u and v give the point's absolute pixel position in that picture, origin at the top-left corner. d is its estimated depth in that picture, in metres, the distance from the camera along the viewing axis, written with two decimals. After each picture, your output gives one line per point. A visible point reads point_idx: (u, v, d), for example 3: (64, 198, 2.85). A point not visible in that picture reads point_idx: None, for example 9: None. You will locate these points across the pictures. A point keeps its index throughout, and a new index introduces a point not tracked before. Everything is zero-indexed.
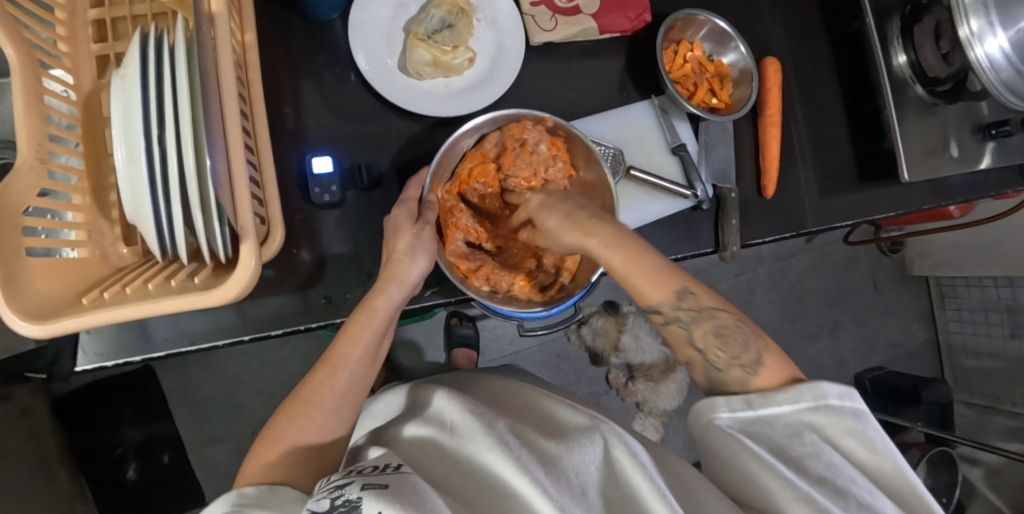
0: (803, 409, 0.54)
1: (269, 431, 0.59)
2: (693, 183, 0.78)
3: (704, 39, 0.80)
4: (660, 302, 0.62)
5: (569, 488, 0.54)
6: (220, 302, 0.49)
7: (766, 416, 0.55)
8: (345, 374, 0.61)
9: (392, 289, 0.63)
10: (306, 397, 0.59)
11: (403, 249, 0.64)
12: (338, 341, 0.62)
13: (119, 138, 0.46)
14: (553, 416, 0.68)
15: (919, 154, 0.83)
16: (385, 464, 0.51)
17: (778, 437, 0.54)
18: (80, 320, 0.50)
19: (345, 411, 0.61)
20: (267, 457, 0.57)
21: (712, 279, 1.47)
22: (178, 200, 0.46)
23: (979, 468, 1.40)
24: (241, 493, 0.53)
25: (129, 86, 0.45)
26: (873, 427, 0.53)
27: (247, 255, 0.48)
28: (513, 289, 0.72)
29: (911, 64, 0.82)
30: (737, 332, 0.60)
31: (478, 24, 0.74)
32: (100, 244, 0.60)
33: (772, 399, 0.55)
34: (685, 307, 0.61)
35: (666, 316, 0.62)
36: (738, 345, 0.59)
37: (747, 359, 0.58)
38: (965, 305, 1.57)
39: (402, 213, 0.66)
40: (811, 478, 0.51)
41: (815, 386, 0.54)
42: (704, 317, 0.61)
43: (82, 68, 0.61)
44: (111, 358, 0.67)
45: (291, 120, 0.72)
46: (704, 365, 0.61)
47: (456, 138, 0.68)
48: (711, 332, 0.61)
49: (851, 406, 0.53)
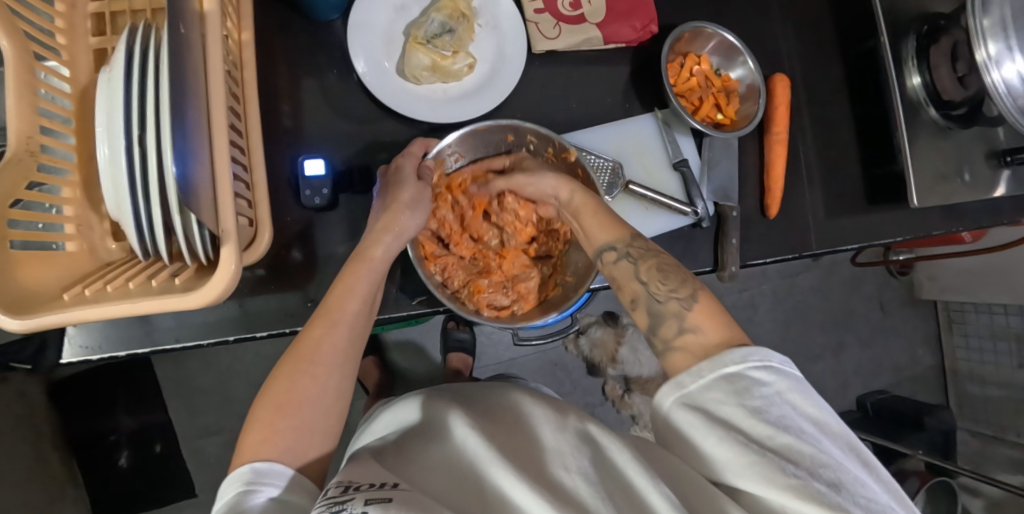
0: (747, 368, 0.50)
1: (268, 394, 0.55)
2: (693, 200, 0.76)
3: (712, 52, 0.78)
4: (610, 240, 0.63)
5: (564, 495, 0.49)
6: (198, 304, 0.48)
7: (715, 380, 0.50)
8: (341, 322, 0.58)
9: (387, 240, 0.62)
10: (304, 353, 0.56)
11: (401, 200, 0.64)
12: (333, 291, 0.60)
13: (102, 135, 0.46)
14: (537, 411, 0.63)
15: (931, 180, 0.81)
16: (382, 482, 0.50)
17: (727, 398, 0.49)
18: (58, 317, 0.49)
19: (347, 366, 0.58)
20: (269, 420, 0.53)
21: (714, 293, 1.45)
22: (158, 200, 0.45)
23: (980, 500, 1.36)
24: (256, 474, 0.50)
25: (114, 83, 0.45)
26: (812, 391, 0.50)
27: (227, 258, 0.47)
28: (460, 294, 0.71)
29: (926, 86, 0.80)
30: (677, 271, 0.59)
31: (480, 29, 0.72)
32: (90, 237, 0.59)
33: (722, 361, 0.50)
34: (635, 244, 0.62)
35: (617, 252, 0.62)
36: (676, 279, 0.58)
37: (683, 294, 0.57)
38: (972, 332, 1.53)
39: (407, 167, 0.66)
40: (765, 445, 0.46)
41: (757, 350, 0.50)
42: (649, 255, 0.61)
43: (79, 60, 0.60)
44: (95, 352, 0.66)
45: (288, 118, 0.71)
46: (645, 299, 0.58)
47: (479, 128, 0.69)
48: (655, 267, 0.60)
49: (789, 369, 0.50)
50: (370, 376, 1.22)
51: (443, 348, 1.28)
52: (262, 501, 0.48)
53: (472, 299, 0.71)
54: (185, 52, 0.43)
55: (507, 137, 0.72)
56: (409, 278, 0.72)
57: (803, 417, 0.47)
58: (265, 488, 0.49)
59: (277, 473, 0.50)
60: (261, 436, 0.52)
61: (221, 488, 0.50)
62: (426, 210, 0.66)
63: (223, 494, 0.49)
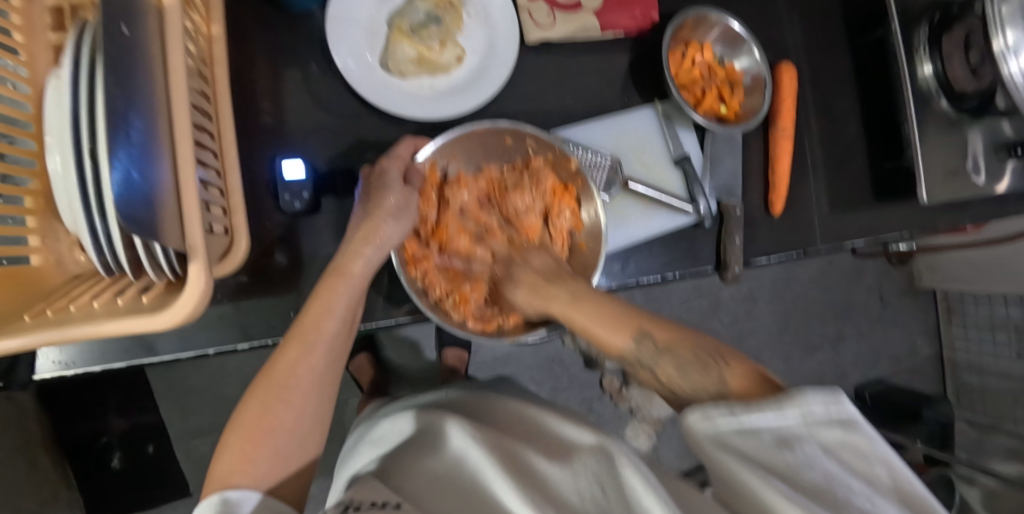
0: (790, 418, 0.44)
1: (241, 418, 0.53)
2: (695, 198, 0.73)
3: (716, 41, 0.74)
4: (625, 349, 0.59)
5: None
6: (166, 325, 0.44)
7: (751, 425, 0.45)
8: (321, 342, 0.55)
9: (368, 252, 0.58)
10: (279, 378, 0.54)
11: (383, 207, 0.60)
12: (309, 310, 0.56)
13: (54, 145, 0.42)
14: (563, 444, 0.62)
15: (941, 176, 0.77)
16: (383, 502, 0.48)
17: (765, 450, 0.43)
18: (17, 342, 0.45)
19: (323, 386, 0.56)
20: (242, 449, 0.51)
21: (713, 286, 1.43)
22: (114, 215, 0.41)
23: (977, 490, 1.36)
24: (228, 501, 0.48)
25: (60, 88, 0.41)
26: (866, 434, 0.43)
27: (195, 275, 0.44)
28: (444, 303, 0.66)
29: (937, 76, 0.76)
30: (697, 361, 0.54)
31: (469, 18, 0.68)
32: (55, 249, 0.55)
33: (753, 408, 0.45)
34: (645, 348, 0.58)
35: (630, 360, 0.59)
36: (699, 371, 0.53)
37: (710, 383, 0.51)
38: (972, 323, 1.52)
39: (393, 170, 0.62)
40: (810, 494, 0.40)
41: (799, 391, 0.45)
42: (662, 358, 0.56)
43: (39, 60, 0.55)
44: (69, 367, 0.63)
45: (268, 116, 0.66)
46: (673, 399, 0.56)
47: (474, 128, 0.64)
48: (672, 366, 0.55)
49: (840, 411, 0.44)
50: (364, 373, 1.20)
51: (437, 345, 1.25)
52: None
53: (456, 310, 0.67)
54: (136, 53, 0.39)
55: (505, 139, 0.67)
56: (397, 284, 0.69)
57: (853, 475, 0.42)
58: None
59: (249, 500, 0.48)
60: (232, 467, 0.50)
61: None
62: (410, 218, 0.62)
63: None
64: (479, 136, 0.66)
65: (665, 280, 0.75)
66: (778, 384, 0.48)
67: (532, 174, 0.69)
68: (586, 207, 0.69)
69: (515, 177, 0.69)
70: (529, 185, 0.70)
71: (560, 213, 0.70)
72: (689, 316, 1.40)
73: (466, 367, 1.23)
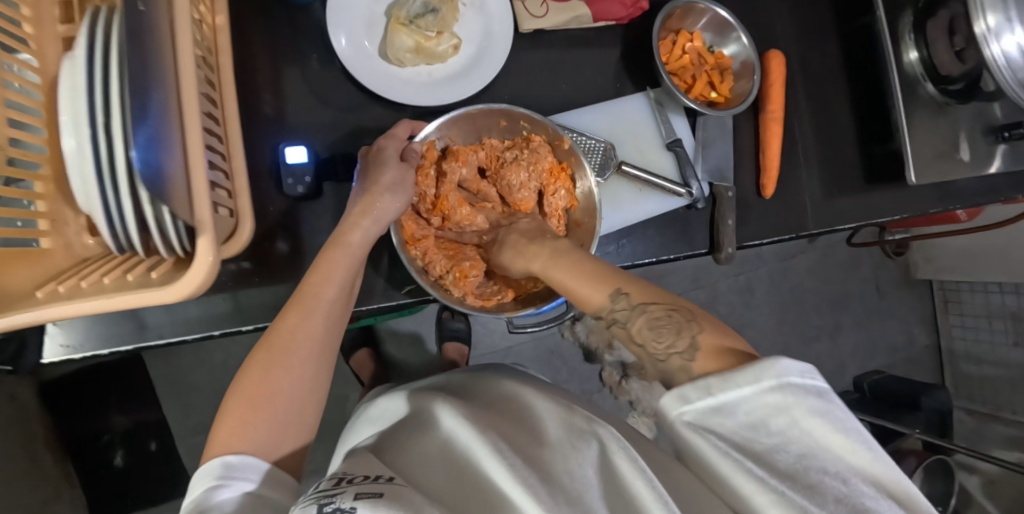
0: (763, 394, 0.42)
1: (240, 384, 0.54)
2: (688, 181, 0.75)
3: (704, 28, 0.76)
4: (598, 306, 0.55)
5: (564, 501, 0.49)
6: (177, 299, 0.46)
7: (725, 405, 0.44)
8: (319, 310, 0.57)
9: (365, 224, 0.60)
10: (277, 341, 0.55)
11: (381, 182, 0.62)
12: (308, 280, 0.58)
13: (67, 126, 0.44)
14: (550, 417, 0.63)
15: (929, 157, 0.79)
16: (376, 475, 0.49)
17: (742, 429, 0.43)
18: (33, 315, 0.47)
19: (321, 355, 0.57)
20: (241, 413, 0.52)
21: (710, 278, 1.44)
22: (128, 191, 0.43)
23: (977, 477, 1.37)
24: (227, 467, 0.49)
25: (75, 70, 0.43)
26: (839, 406, 0.42)
27: (204, 250, 0.45)
28: (445, 280, 0.68)
29: (923, 61, 0.78)
30: (671, 322, 0.50)
31: (464, 8, 0.70)
32: (64, 233, 0.57)
33: (731, 383, 0.43)
34: (619, 306, 0.54)
35: (603, 318, 0.55)
36: (671, 332, 0.49)
37: (683, 346, 0.48)
38: (969, 312, 1.53)
39: (391, 148, 0.64)
40: (777, 476, 0.42)
41: (773, 365, 0.42)
42: (636, 314, 0.52)
43: (47, 50, 0.57)
44: (77, 351, 0.64)
45: (269, 106, 0.68)
46: (648, 363, 0.51)
47: (469, 111, 0.66)
48: (646, 326, 0.51)
49: (813, 383, 0.42)
50: (365, 369, 1.20)
51: (438, 338, 1.27)
52: (238, 496, 0.48)
53: (457, 286, 0.68)
54: (149, 35, 0.40)
55: (500, 122, 0.69)
56: (397, 266, 0.70)
57: (830, 454, 0.42)
58: (238, 482, 0.49)
59: (248, 465, 0.50)
60: (230, 431, 0.52)
61: (192, 480, 0.49)
62: (407, 193, 0.64)
63: (193, 487, 0.49)
64: (475, 119, 0.68)
65: (660, 262, 0.76)
66: (751, 355, 0.46)
67: (530, 150, 0.69)
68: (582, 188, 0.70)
69: (513, 153, 0.70)
70: (526, 162, 0.69)
71: (556, 192, 0.70)
72: None
73: (466, 360, 1.24)
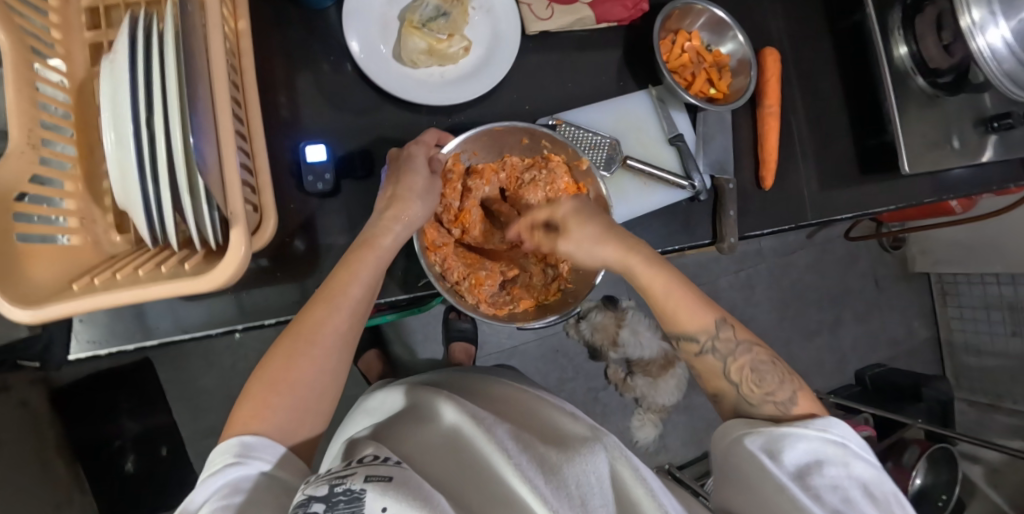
0: (824, 445, 0.55)
1: (266, 369, 0.57)
2: (691, 173, 0.78)
3: (702, 28, 0.79)
4: (694, 332, 0.64)
5: (570, 500, 0.52)
6: (210, 287, 0.48)
7: (787, 433, 0.56)
8: (343, 306, 0.59)
9: (398, 228, 0.63)
10: (305, 334, 0.57)
11: (412, 189, 0.64)
12: (336, 277, 0.61)
13: (108, 123, 0.46)
14: (553, 423, 0.65)
15: (921, 147, 0.82)
16: (384, 457, 0.51)
17: (798, 464, 0.54)
18: (70, 306, 0.49)
19: (342, 350, 0.60)
20: (263, 397, 0.55)
21: (711, 275, 1.47)
22: (167, 184, 0.46)
23: (980, 466, 1.39)
24: (244, 448, 0.52)
25: (117, 71, 0.46)
26: (887, 484, 0.53)
27: (237, 240, 0.48)
28: (460, 286, 0.69)
29: (913, 55, 0.81)
30: (772, 370, 0.61)
31: (474, 12, 0.73)
32: (92, 230, 0.59)
33: (797, 426, 0.56)
34: (722, 337, 0.63)
35: (701, 345, 0.64)
36: (773, 382, 0.61)
37: (780, 397, 0.60)
38: (967, 304, 1.56)
39: (422, 153, 0.66)
40: (827, 507, 0.51)
41: (838, 428, 0.56)
42: (739, 352, 0.63)
43: (75, 55, 0.60)
44: (103, 346, 0.67)
45: (286, 110, 0.71)
46: (737, 399, 0.62)
47: (495, 128, 0.68)
48: (748, 366, 0.62)
49: (867, 460, 0.54)
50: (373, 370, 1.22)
51: (446, 338, 1.29)
52: (253, 474, 0.51)
53: (472, 292, 0.70)
54: None
55: (522, 140, 0.71)
56: (414, 260, 0.72)
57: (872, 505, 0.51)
58: (254, 461, 0.51)
59: (264, 448, 0.52)
60: (249, 413, 0.54)
61: (212, 455, 0.52)
62: (432, 200, 0.67)
63: (212, 462, 0.51)
64: (496, 135, 0.70)
65: (665, 253, 0.79)
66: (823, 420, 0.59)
67: (548, 170, 0.72)
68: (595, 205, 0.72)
69: (532, 172, 0.72)
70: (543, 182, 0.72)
71: None
72: None
73: (474, 359, 1.26)
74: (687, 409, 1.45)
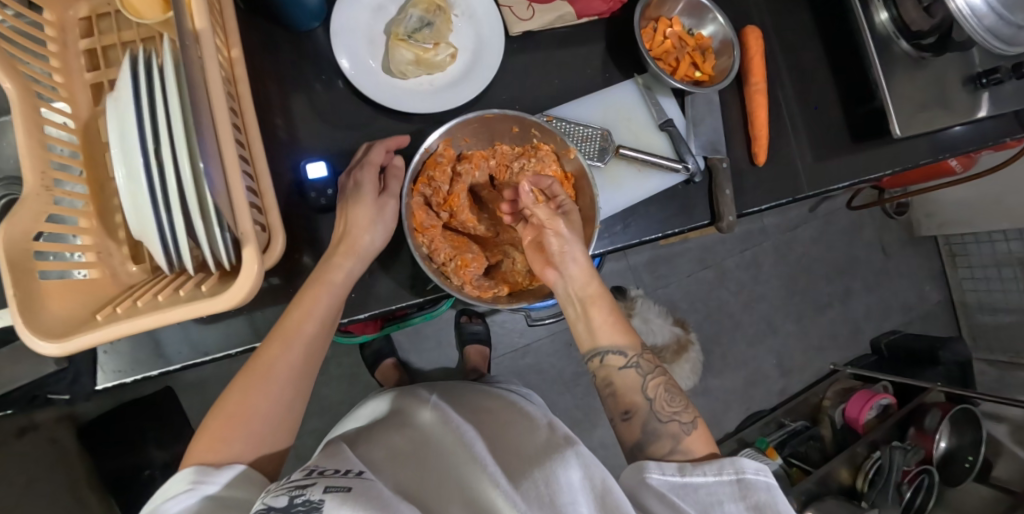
0: (722, 479, 0.60)
1: (222, 405, 0.61)
2: (684, 157, 0.79)
3: (682, 14, 0.80)
4: (625, 346, 0.68)
5: (539, 500, 0.57)
6: (228, 306, 0.51)
7: (690, 482, 0.61)
8: (298, 344, 0.63)
9: (348, 264, 0.65)
10: (260, 369, 0.62)
11: (360, 223, 0.65)
12: (291, 310, 0.64)
13: (117, 158, 0.49)
14: (532, 428, 0.71)
15: (910, 109, 0.82)
16: (346, 470, 0.56)
17: (699, 502, 0.60)
18: (93, 336, 0.51)
19: (296, 384, 0.64)
20: (219, 431, 0.60)
21: (717, 257, 1.47)
22: (179, 209, 0.48)
23: (1004, 425, 1.35)
24: (203, 473, 0.56)
25: (122, 106, 0.48)
26: (782, 499, 0.58)
27: (249, 258, 0.50)
28: (446, 268, 0.69)
29: (893, 21, 0.80)
30: (678, 393, 0.67)
31: (457, 19, 0.75)
32: (110, 263, 0.62)
33: (698, 470, 0.61)
34: (645, 357, 0.68)
35: (627, 359, 0.68)
36: (681, 402, 0.67)
37: (685, 417, 0.66)
38: (977, 263, 1.55)
39: (370, 181, 0.66)
40: None
41: (734, 462, 0.60)
42: (657, 372, 0.68)
43: (78, 97, 0.63)
44: (129, 374, 0.69)
45: (283, 131, 0.73)
46: (647, 415, 0.66)
47: (485, 115, 0.68)
48: (662, 386, 0.67)
49: (765, 480, 0.59)
50: (390, 379, 1.22)
51: (459, 341, 1.30)
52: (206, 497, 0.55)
53: (457, 274, 0.68)
54: (188, 67, 0.46)
55: (512, 128, 0.72)
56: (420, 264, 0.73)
57: None
58: (207, 485, 0.56)
59: (222, 473, 0.57)
60: (206, 445, 0.59)
61: (169, 482, 0.56)
62: (387, 228, 0.67)
63: (167, 488, 0.56)
64: (485, 121, 0.70)
65: (665, 237, 0.80)
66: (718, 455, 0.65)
67: (537, 159, 0.72)
68: (583, 194, 0.72)
69: (521, 161, 0.73)
70: (531, 171, 0.72)
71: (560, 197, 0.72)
72: (696, 290, 1.46)
73: (489, 360, 1.27)
74: (707, 394, 1.45)
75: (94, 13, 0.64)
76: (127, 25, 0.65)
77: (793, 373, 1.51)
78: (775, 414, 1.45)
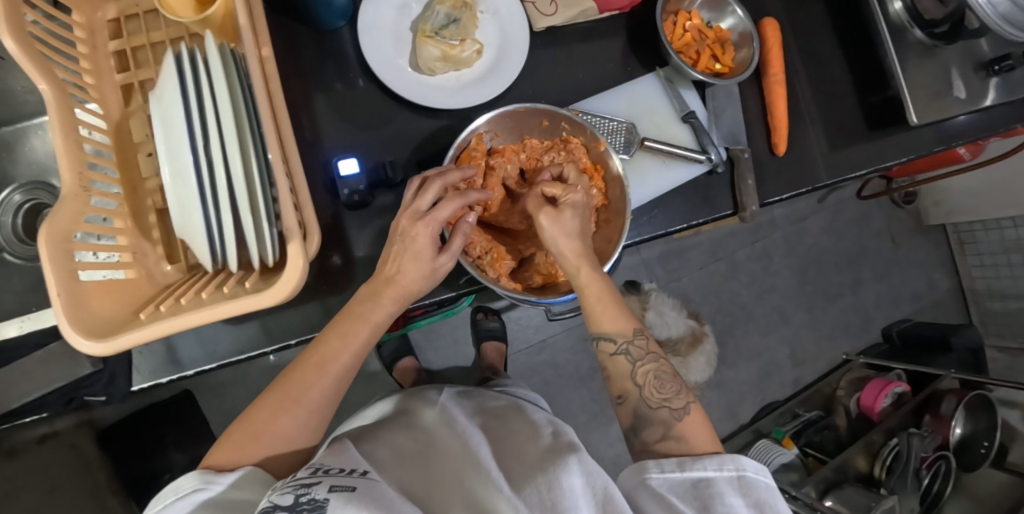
0: (723, 475, 0.59)
1: (245, 419, 0.59)
2: (706, 148, 0.80)
3: (702, 7, 0.81)
4: (614, 333, 0.68)
5: (540, 505, 0.57)
6: (273, 303, 0.51)
7: (690, 477, 0.60)
8: (333, 372, 0.61)
9: (392, 308, 0.64)
10: (291, 393, 0.60)
11: (411, 280, 0.63)
12: (325, 339, 0.62)
13: (163, 156, 0.49)
14: (535, 434, 0.71)
15: (926, 97, 0.83)
16: (351, 469, 0.56)
17: (698, 497, 0.59)
18: (138, 334, 0.52)
19: (325, 410, 0.62)
20: (242, 445, 0.58)
21: (728, 249, 1.48)
22: (228, 206, 0.49)
23: (1017, 410, 1.35)
24: (212, 473, 0.55)
25: (168, 104, 0.48)
26: (780, 502, 0.58)
27: (296, 253, 0.51)
28: (482, 261, 0.69)
29: (907, 9, 0.81)
30: (670, 378, 0.67)
31: (482, 16, 0.76)
32: (145, 263, 0.62)
33: (699, 464, 0.60)
34: (637, 343, 0.68)
35: (616, 346, 0.68)
36: (671, 388, 0.66)
37: (676, 404, 0.65)
38: (986, 250, 1.57)
39: (428, 243, 0.62)
40: None
41: (734, 459, 0.60)
42: (647, 359, 0.68)
43: (108, 99, 0.64)
44: (163, 374, 0.70)
45: (309, 131, 0.73)
46: (637, 401, 0.67)
47: (518, 108, 0.70)
48: (651, 373, 0.67)
49: (764, 480, 0.59)
50: (408, 378, 1.22)
51: (475, 338, 1.31)
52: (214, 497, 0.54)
53: (493, 267, 0.69)
54: None
55: (542, 122, 0.73)
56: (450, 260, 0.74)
57: None
58: (216, 485, 0.55)
59: (230, 473, 0.56)
60: (227, 453, 0.57)
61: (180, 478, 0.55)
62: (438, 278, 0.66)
63: (180, 481, 0.55)
64: (512, 117, 0.71)
65: (687, 229, 0.81)
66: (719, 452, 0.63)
67: (568, 151, 0.73)
68: (613, 186, 0.72)
69: (551, 154, 0.73)
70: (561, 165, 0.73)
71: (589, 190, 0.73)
72: (709, 282, 1.47)
73: (505, 356, 1.28)
74: (721, 386, 1.46)
75: (122, 14, 0.64)
76: (154, 26, 0.65)
77: (805, 363, 1.52)
78: (790, 405, 1.46)
